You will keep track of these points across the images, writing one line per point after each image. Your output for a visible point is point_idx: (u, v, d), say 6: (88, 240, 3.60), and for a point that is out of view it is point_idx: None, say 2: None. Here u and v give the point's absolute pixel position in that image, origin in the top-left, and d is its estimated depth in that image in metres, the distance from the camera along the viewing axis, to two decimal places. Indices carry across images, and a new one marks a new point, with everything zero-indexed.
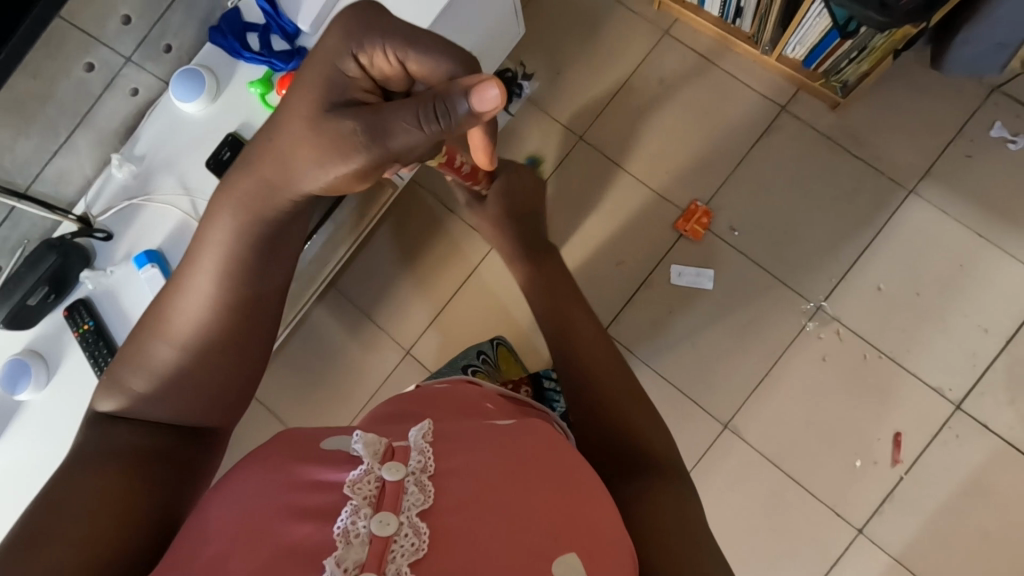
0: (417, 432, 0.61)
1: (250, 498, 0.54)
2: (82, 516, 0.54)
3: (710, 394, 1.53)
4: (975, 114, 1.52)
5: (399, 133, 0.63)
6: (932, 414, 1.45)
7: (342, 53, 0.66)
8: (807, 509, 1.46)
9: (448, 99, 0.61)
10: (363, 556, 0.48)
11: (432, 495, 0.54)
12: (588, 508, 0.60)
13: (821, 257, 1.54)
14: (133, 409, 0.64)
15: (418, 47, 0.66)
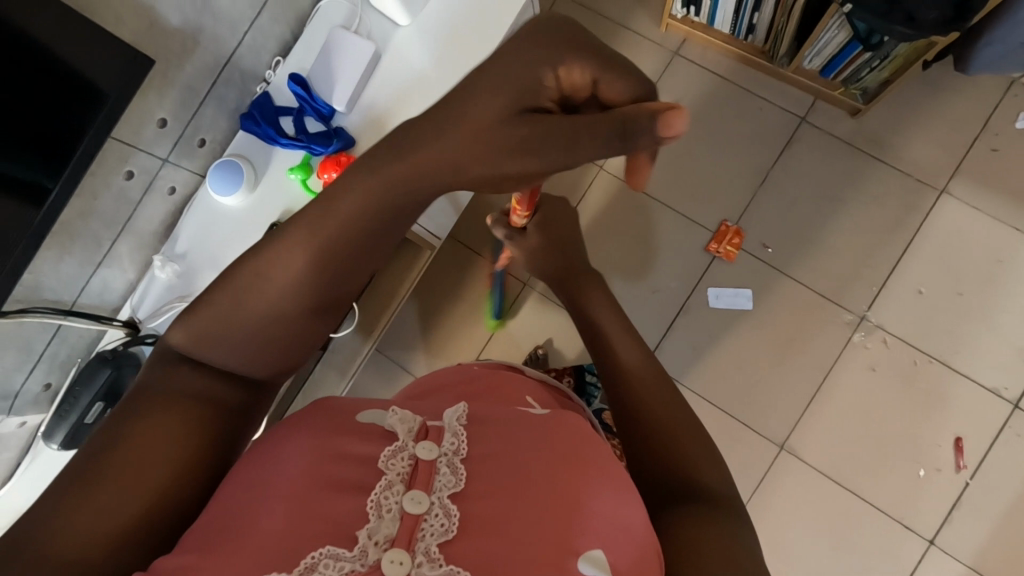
0: (453, 415, 0.62)
1: (288, 466, 0.53)
2: (147, 468, 0.51)
3: (762, 416, 1.50)
4: (998, 108, 1.51)
5: (577, 148, 0.58)
6: (990, 415, 1.43)
7: (536, 58, 0.60)
8: (874, 524, 1.44)
9: (636, 122, 0.54)
10: (395, 533, 0.49)
11: (463, 478, 0.54)
12: (615, 495, 0.56)
13: (858, 266, 1.52)
14: (201, 346, 0.61)
15: (614, 70, 0.59)
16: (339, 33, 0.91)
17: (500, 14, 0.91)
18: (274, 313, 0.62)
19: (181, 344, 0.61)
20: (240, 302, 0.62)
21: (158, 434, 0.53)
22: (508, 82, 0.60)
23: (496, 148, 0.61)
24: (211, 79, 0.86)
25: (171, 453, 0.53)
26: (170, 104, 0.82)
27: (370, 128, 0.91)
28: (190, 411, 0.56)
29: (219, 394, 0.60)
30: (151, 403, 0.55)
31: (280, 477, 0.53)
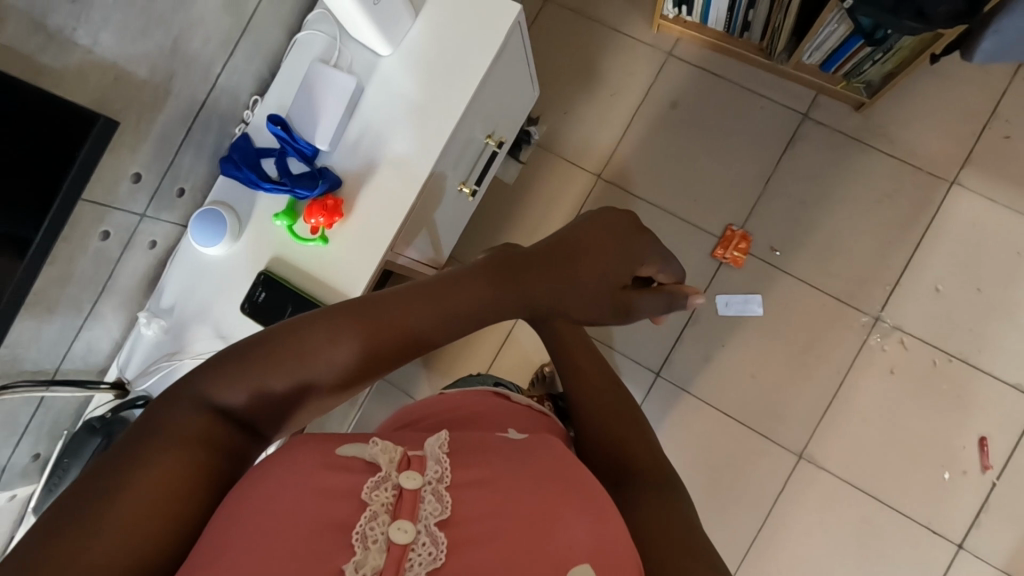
0: (435, 442, 0.54)
1: (268, 496, 0.47)
2: (152, 500, 0.46)
3: (779, 425, 1.46)
4: (1007, 93, 1.46)
5: (620, 310, 0.75)
6: (1014, 412, 1.39)
7: (630, 251, 0.75)
8: (900, 530, 1.40)
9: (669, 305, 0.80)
10: (380, 564, 0.44)
11: (450, 505, 0.49)
12: (607, 518, 0.52)
13: (871, 266, 1.47)
14: (231, 393, 0.55)
15: (670, 267, 0.81)
16: (318, 68, 0.86)
17: (488, 39, 0.86)
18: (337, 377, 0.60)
19: (215, 396, 0.54)
20: (293, 357, 0.57)
21: (163, 466, 0.48)
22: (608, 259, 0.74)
23: (584, 300, 0.73)
24: (185, 126, 0.81)
25: (180, 487, 0.48)
26: (144, 157, 0.77)
27: (357, 165, 0.87)
28: (200, 445, 0.51)
29: (226, 437, 0.54)
30: (162, 435, 0.50)
31: (259, 511, 0.46)
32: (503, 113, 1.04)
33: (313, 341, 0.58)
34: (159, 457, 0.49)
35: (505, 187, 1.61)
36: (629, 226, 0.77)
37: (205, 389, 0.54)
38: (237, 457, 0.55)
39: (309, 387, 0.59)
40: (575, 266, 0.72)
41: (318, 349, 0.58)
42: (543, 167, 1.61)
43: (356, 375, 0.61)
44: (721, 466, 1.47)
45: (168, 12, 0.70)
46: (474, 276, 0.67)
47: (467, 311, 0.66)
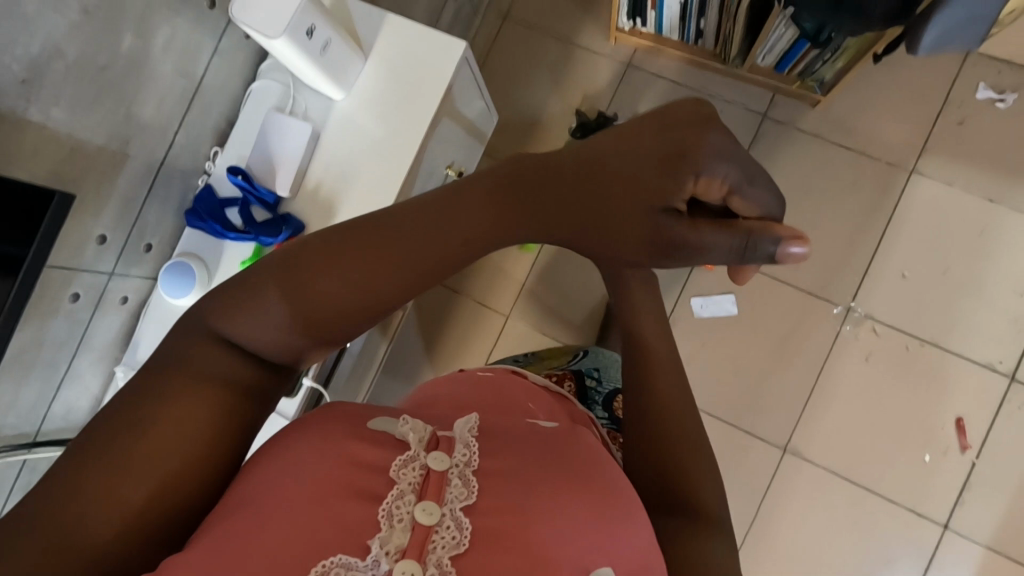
0: (464, 427, 0.58)
1: (302, 469, 0.51)
2: (160, 448, 0.50)
3: (762, 420, 1.49)
4: (958, 79, 1.49)
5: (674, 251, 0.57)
6: (988, 391, 1.42)
7: (676, 166, 0.53)
8: (886, 515, 1.42)
9: (756, 245, 0.54)
10: (405, 543, 0.48)
11: (476, 491, 0.52)
12: (618, 511, 0.55)
13: (839, 257, 1.50)
14: (240, 326, 0.57)
15: (757, 191, 0.54)
16: (274, 116, 0.88)
17: (437, 66, 0.89)
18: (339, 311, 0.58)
19: (228, 331, 0.57)
20: (297, 279, 0.58)
21: (170, 416, 0.51)
22: (635, 178, 0.55)
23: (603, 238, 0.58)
24: (147, 185, 0.83)
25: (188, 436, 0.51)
26: (108, 219, 0.79)
27: (319, 209, 0.89)
28: (207, 395, 0.54)
29: (240, 379, 0.56)
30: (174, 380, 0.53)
31: (292, 480, 0.51)
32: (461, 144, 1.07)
33: (313, 269, 0.58)
34: (172, 405, 0.52)
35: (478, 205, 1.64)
36: (683, 127, 0.54)
37: (218, 322, 0.57)
38: (255, 398, 0.57)
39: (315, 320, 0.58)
40: (587, 206, 0.58)
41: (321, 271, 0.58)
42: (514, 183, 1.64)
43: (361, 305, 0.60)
44: None
45: (118, 80, 0.72)
46: (467, 188, 0.62)
47: (461, 237, 0.60)
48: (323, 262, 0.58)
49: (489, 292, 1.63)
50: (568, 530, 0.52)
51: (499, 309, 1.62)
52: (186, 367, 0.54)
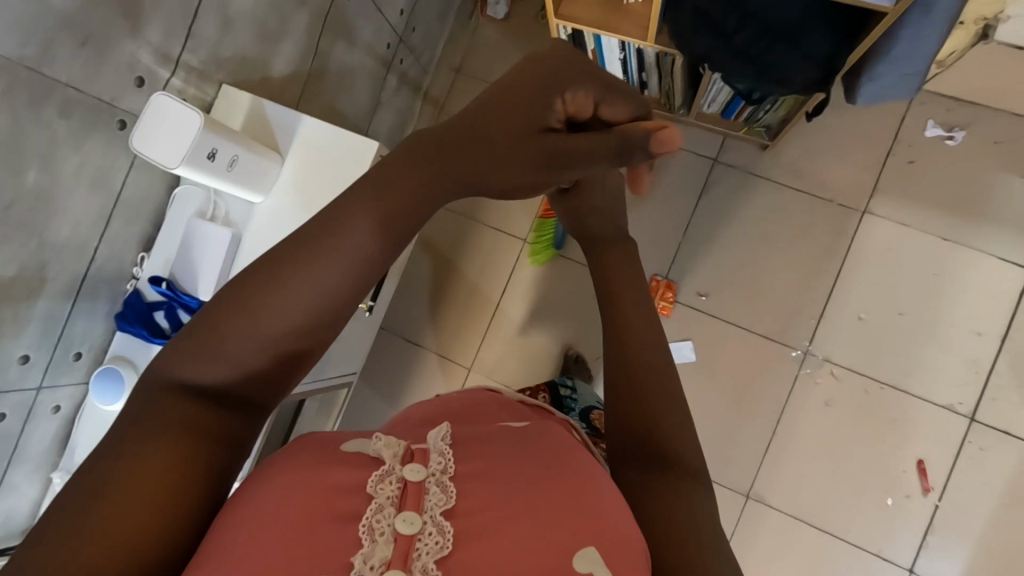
0: (438, 434, 0.53)
1: (268, 491, 0.45)
2: (140, 499, 0.41)
3: (724, 467, 1.49)
4: (906, 118, 1.48)
5: (575, 165, 0.61)
6: (949, 433, 1.41)
7: (542, 90, 0.61)
8: (853, 560, 1.42)
9: (632, 138, 0.57)
10: (389, 555, 0.42)
11: (456, 494, 0.47)
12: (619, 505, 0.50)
13: (794, 300, 1.50)
14: (187, 370, 0.48)
15: (615, 93, 0.62)
16: (195, 223, 0.91)
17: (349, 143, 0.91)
18: (309, 322, 0.50)
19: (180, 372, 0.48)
20: (245, 304, 0.48)
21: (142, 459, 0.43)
22: (522, 104, 0.60)
23: (513, 168, 0.60)
24: (70, 300, 0.85)
25: (171, 478, 0.43)
26: (31, 339, 0.81)
27: None
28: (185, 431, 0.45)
29: (216, 423, 0.47)
30: (150, 422, 0.45)
31: (259, 501, 0.45)
32: None
33: (266, 282, 0.49)
34: (145, 447, 0.43)
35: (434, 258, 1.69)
36: (541, 62, 0.62)
37: (167, 369, 0.48)
38: (235, 445, 0.49)
39: (278, 346, 0.49)
40: (494, 142, 0.59)
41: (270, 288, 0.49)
42: (470, 237, 1.68)
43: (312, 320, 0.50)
44: None
45: (25, 212, 0.74)
46: (403, 156, 0.56)
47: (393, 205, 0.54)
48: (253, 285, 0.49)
49: (450, 344, 1.66)
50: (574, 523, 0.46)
51: (461, 361, 1.65)
52: (150, 415, 0.45)
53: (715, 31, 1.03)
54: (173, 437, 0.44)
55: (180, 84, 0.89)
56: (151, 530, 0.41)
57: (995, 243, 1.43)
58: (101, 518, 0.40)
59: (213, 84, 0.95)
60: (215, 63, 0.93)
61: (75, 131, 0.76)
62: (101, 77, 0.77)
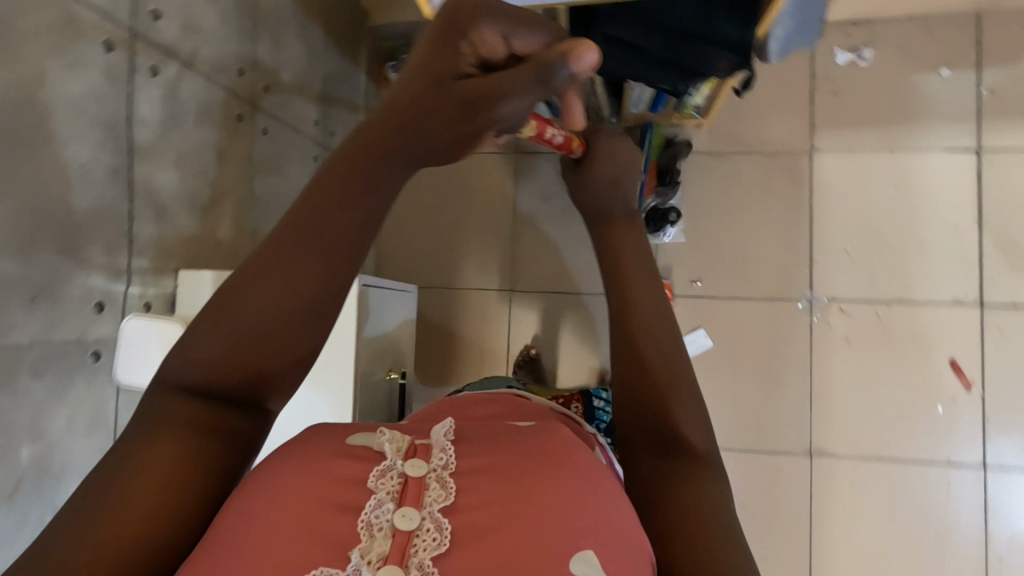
0: (441, 428, 0.47)
1: (261, 490, 0.41)
2: (135, 505, 0.37)
3: (779, 435, 1.49)
4: (815, 54, 1.53)
5: (502, 105, 0.43)
6: (967, 325, 1.45)
7: (438, 38, 0.43)
8: (928, 477, 1.43)
9: (552, 67, 0.43)
10: (386, 550, 0.38)
11: (458, 491, 0.42)
12: (618, 498, 0.45)
13: (780, 255, 1.52)
14: (183, 360, 0.41)
15: (528, 20, 0.45)
16: None
17: None
18: (298, 334, 0.42)
19: (173, 369, 0.41)
20: (246, 284, 0.41)
21: (145, 457, 0.39)
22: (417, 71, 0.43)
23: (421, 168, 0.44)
24: None
25: (163, 480, 0.38)
26: None
27: None
28: (181, 432, 0.40)
29: (222, 419, 0.42)
30: (156, 420, 0.40)
31: (257, 494, 0.40)
32: (389, 344, 1.17)
33: (247, 271, 0.41)
34: (147, 444, 0.39)
35: (432, 346, 1.66)
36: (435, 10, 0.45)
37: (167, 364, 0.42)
38: (241, 445, 0.43)
39: (269, 345, 0.41)
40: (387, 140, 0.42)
41: (266, 257, 0.41)
42: (457, 312, 1.66)
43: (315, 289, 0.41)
44: (751, 500, 1.48)
45: (31, 486, 0.70)
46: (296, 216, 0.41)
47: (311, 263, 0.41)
48: (231, 286, 0.41)
49: None
50: (577, 527, 0.41)
51: None
52: (151, 415, 0.41)
53: (630, 48, 1.07)
54: (175, 430, 0.40)
55: (138, 289, 0.85)
56: (132, 537, 0.36)
57: (937, 137, 1.48)
58: (100, 519, 0.36)
59: (170, 274, 0.91)
60: (165, 254, 0.89)
61: (54, 384, 0.72)
62: (62, 321, 0.73)
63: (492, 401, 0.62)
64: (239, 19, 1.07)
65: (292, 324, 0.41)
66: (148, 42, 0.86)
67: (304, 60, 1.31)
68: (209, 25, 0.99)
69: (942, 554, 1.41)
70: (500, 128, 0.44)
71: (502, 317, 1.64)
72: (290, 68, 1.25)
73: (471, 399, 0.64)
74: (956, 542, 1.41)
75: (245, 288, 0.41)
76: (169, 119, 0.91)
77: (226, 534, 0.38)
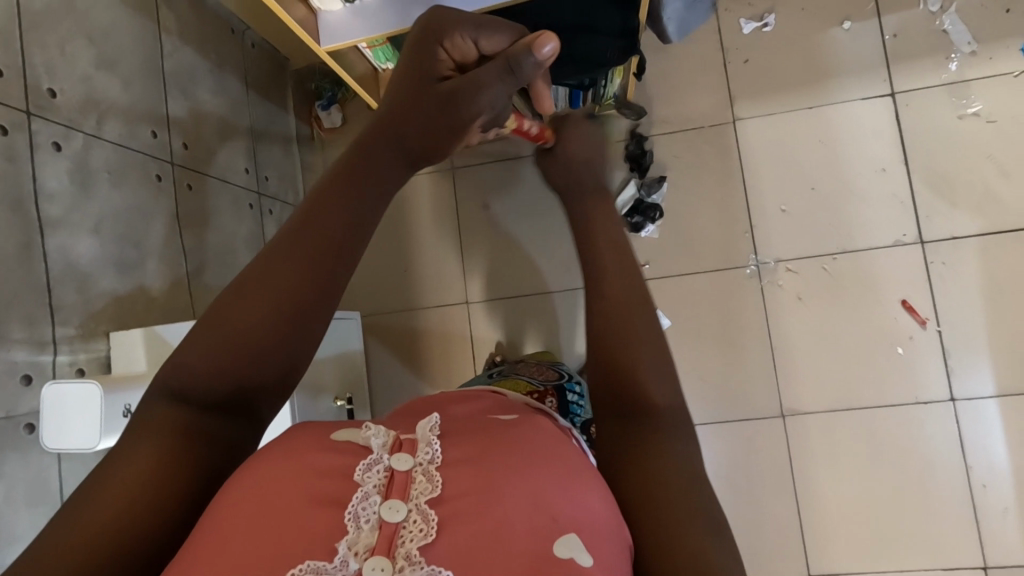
0: (427, 425, 0.51)
1: (248, 485, 0.44)
2: (130, 497, 0.42)
3: (749, 401, 1.50)
4: (721, 28, 1.57)
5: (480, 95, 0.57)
6: (912, 264, 1.47)
7: (424, 49, 0.57)
8: (900, 419, 1.44)
9: (519, 59, 0.58)
10: (373, 541, 0.42)
11: (443, 482, 0.45)
12: (598, 485, 0.47)
13: (721, 225, 1.55)
14: (178, 367, 0.46)
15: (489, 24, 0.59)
16: None
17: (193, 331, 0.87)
18: (289, 347, 0.47)
19: (170, 378, 0.46)
20: (244, 296, 0.47)
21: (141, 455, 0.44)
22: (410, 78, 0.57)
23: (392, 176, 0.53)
24: None
25: (148, 478, 0.43)
26: None
27: None
28: (170, 436, 0.45)
29: (211, 423, 0.46)
30: (150, 423, 0.45)
31: (246, 485, 0.44)
32: (341, 372, 1.18)
33: (238, 293, 0.47)
34: (142, 443, 0.44)
35: (398, 372, 1.67)
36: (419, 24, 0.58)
37: (163, 373, 0.46)
38: (230, 448, 0.48)
39: (261, 357, 0.46)
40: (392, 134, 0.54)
41: (259, 274, 0.47)
42: (420, 335, 1.68)
43: (310, 295, 0.48)
44: (732, 471, 1.49)
45: None
46: (282, 240, 0.48)
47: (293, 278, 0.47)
48: (223, 305, 0.47)
49: None
50: (555, 509, 0.44)
51: None
52: (146, 420, 0.45)
53: None
54: (167, 434, 0.45)
55: (68, 356, 0.88)
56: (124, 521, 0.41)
57: (851, 88, 1.52)
58: (101, 506, 0.41)
59: (101, 337, 0.94)
60: (93, 318, 0.93)
61: None
62: None
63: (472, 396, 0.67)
64: (145, 85, 1.10)
65: (279, 341, 0.47)
66: (47, 120, 0.90)
67: (225, 113, 1.34)
68: (112, 95, 1.03)
69: (927, 494, 1.42)
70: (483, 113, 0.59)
71: (464, 332, 1.66)
72: (211, 122, 1.29)
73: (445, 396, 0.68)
74: (938, 480, 1.42)
75: (236, 309, 0.46)
76: (81, 190, 0.94)
77: (214, 524, 0.42)
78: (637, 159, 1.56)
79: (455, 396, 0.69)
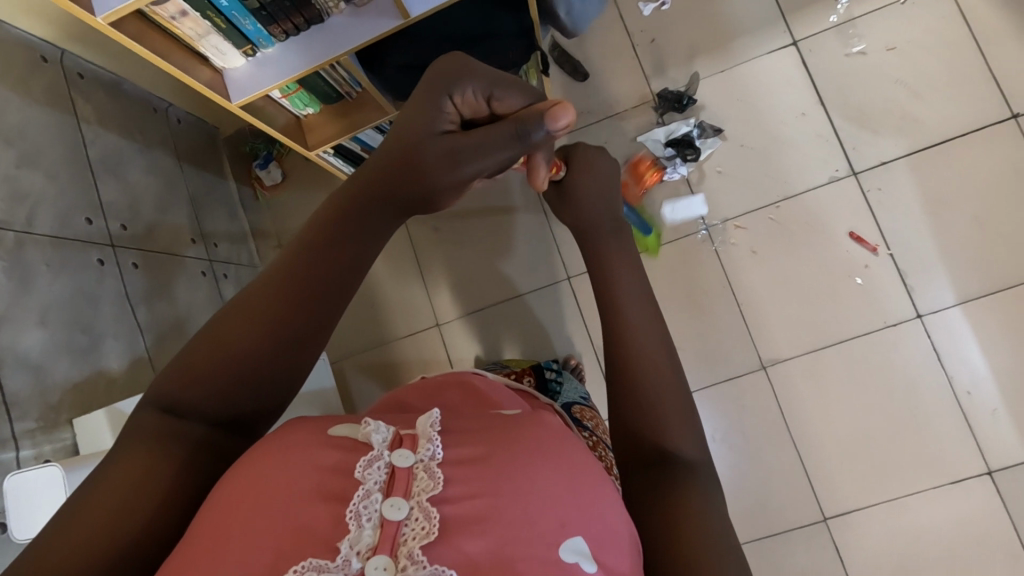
0: (428, 420, 0.51)
1: (249, 488, 0.45)
2: (121, 501, 0.45)
3: (729, 361, 1.52)
4: (623, 14, 1.64)
5: (481, 157, 0.62)
6: (850, 196, 1.51)
7: (432, 99, 0.60)
8: (874, 347, 1.47)
9: (527, 125, 0.62)
10: (375, 539, 0.43)
11: (444, 480, 0.46)
12: (599, 495, 0.49)
13: (665, 198, 1.58)
14: (175, 384, 0.51)
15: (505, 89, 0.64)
16: None
17: None
18: (277, 366, 0.52)
19: (166, 396, 0.51)
20: (234, 327, 0.52)
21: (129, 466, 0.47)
22: (420, 126, 0.60)
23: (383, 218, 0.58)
24: None
25: (132, 490, 0.46)
26: None
27: None
28: (157, 445, 0.49)
29: (199, 431, 0.51)
30: (143, 436, 0.49)
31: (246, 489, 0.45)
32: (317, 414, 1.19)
33: (231, 319, 0.52)
34: (131, 455, 0.48)
35: None
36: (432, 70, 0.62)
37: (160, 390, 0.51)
38: (219, 454, 0.52)
39: (255, 374, 0.51)
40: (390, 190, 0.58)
41: (254, 302, 0.52)
42: (400, 368, 1.68)
43: (298, 325, 0.53)
44: (728, 432, 1.50)
45: None
46: (272, 281, 0.53)
47: (276, 312, 0.52)
48: (219, 332, 0.52)
49: None
50: (564, 516, 0.46)
51: None
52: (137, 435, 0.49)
53: None
54: (157, 446, 0.49)
55: (32, 450, 0.90)
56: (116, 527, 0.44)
57: (757, 45, 1.58)
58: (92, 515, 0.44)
59: (64, 425, 0.95)
60: (53, 409, 0.94)
61: None
62: None
63: (455, 388, 0.72)
64: (72, 175, 1.12)
65: (274, 364, 0.52)
66: None
67: (163, 189, 1.37)
68: (39, 189, 1.04)
69: (915, 413, 1.44)
70: (473, 179, 0.63)
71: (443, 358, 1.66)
72: (149, 200, 1.31)
73: (428, 388, 0.74)
74: (924, 397, 1.44)
75: (226, 335, 0.51)
76: (20, 286, 0.94)
77: (212, 525, 0.44)
78: (677, 96, 1.58)
79: (433, 388, 0.73)
